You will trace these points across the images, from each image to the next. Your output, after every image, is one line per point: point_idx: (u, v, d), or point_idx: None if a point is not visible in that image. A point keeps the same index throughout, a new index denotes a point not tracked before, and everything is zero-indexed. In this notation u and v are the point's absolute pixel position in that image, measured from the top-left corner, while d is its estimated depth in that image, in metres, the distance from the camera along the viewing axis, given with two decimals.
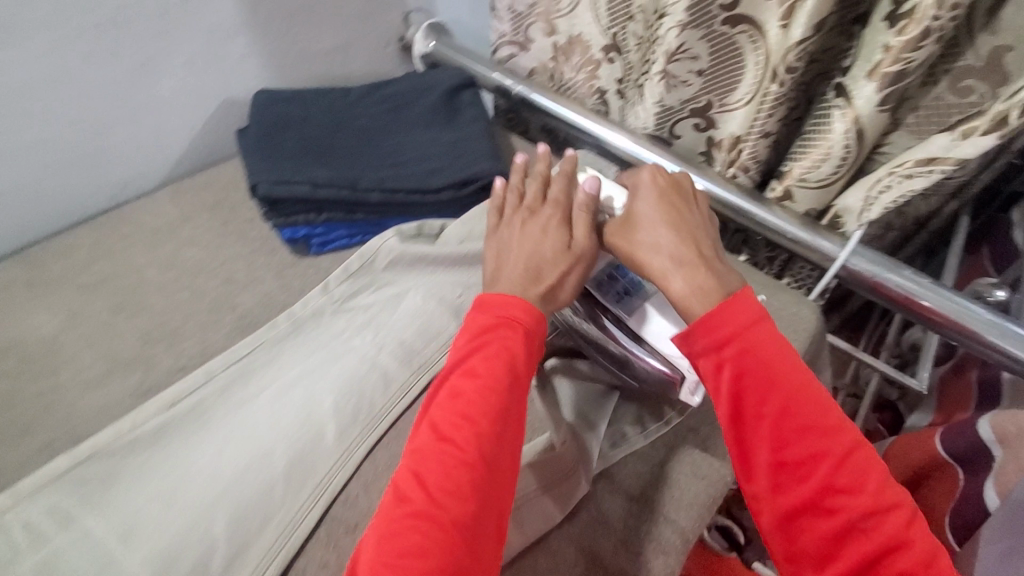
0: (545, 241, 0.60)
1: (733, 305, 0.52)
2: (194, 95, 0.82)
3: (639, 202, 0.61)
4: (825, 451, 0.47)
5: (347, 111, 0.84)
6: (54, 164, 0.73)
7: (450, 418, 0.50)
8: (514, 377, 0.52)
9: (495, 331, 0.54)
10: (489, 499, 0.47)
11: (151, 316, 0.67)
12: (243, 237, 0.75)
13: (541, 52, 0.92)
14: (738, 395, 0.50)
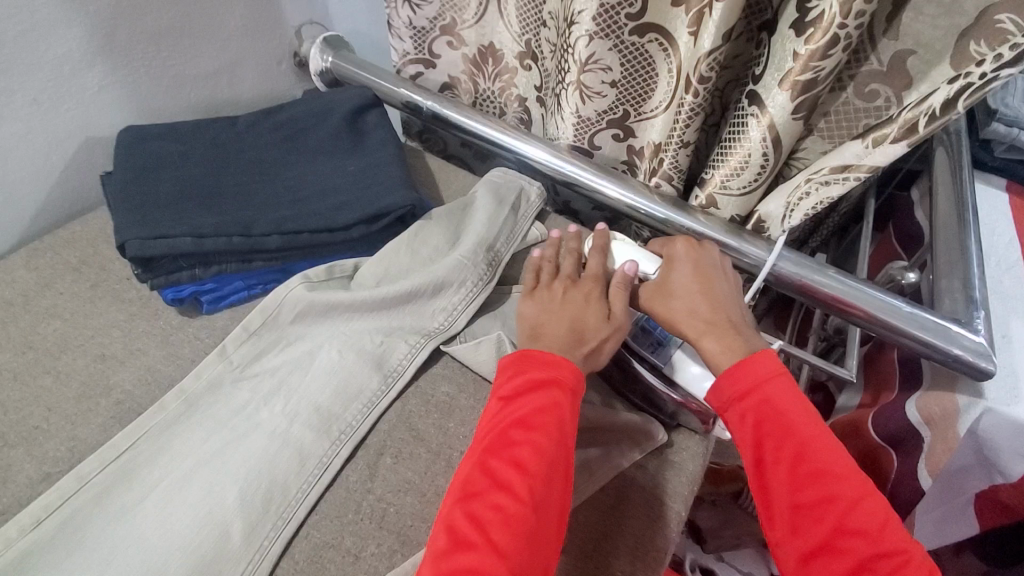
0: (593, 306, 0.59)
1: (754, 357, 0.54)
2: (44, 138, 0.69)
3: (673, 268, 0.62)
4: (838, 493, 0.47)
5: (235, 143, 0.74)
6: None
7: (499, 470, 0.48)
8: (568, 429, 0.50)
9: (548, 380, 0.52)
10: (541, 555, 0.44)
11: (4, 413, 0.56)
12: (118, 302, 0.65)
13: (452, 66, 0.87)
14: (758, 441, 0.51)
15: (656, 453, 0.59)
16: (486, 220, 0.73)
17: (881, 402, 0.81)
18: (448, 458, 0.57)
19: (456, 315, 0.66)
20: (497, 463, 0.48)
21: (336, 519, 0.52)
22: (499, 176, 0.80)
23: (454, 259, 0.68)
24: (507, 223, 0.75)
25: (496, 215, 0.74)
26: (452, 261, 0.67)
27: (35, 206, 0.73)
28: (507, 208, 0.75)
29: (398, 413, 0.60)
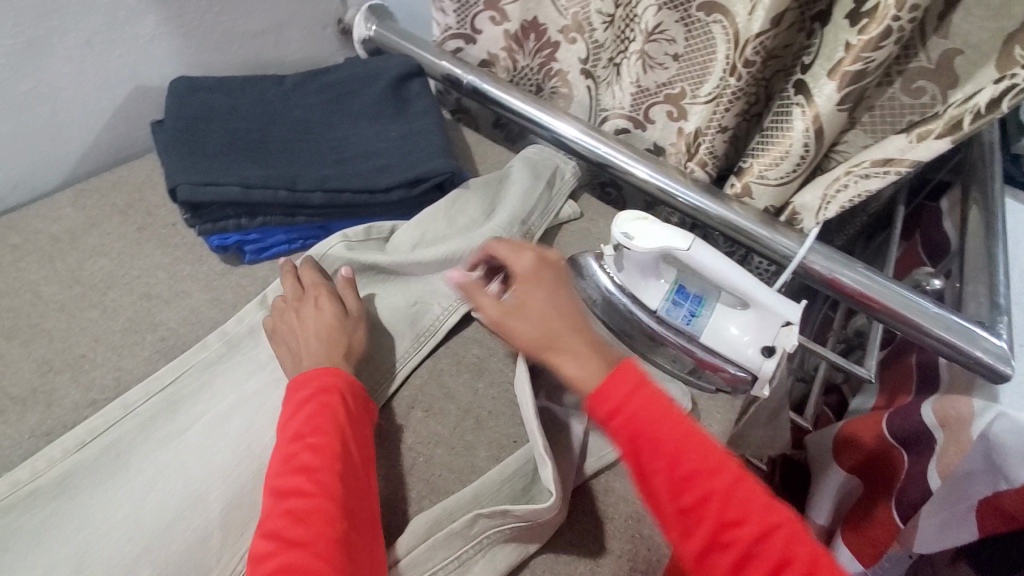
0: (318, 325, 0.56)
1: (609, 373, 0.43)
2: (96, 81, 0.71)
3: (544, 290, 0.53)
4: (712, 493, 0.39)
5: (282, 102, 0.76)
6: None
7: (289, 474, 0.45)
8: (344, 424, 0.49)
9: (318, 388, 0.51)
10: (349, 540, 0.43)
11: (51, 341, 0.57)
12: (163, 245, 0.67)
13: (492, 42, 0.87)
14: (634, 452, 0.42)
15: None
16: (524, 195, 0.74)
17: (896, 403, 0.81)
18: (476, 416, 0.58)
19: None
20: (281, 471, 0.45)
21: None
22: (534, 152, 0.80)
23: (485, 232, 0.69)
24: (545, 201, 0.76)
25: (534, 191, 0.75)
26: (475, 237, 0.68)
27: (84, 148, 0.74)
28: (543, 184, 0.76)
29: (430, 371, 0.61)
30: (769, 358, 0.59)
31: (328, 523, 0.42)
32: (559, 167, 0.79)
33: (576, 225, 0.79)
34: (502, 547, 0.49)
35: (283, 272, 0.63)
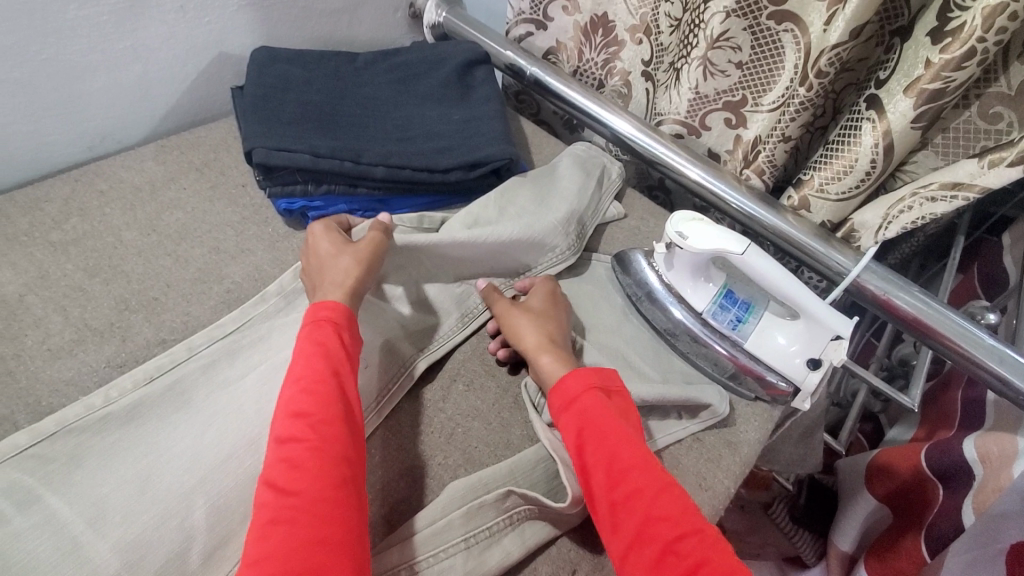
0: (328, 259, 0.58)
1: (568, 374, 0.54)
2: (186, 45, 0.75)
3: (534, 300, 0.63)
4: (643, 486, 0.46)
5: (353, 78, 0.79)
6: (26, 107, 0.65)
7: (289, 420, 0.46)
8: (340, 365, 0.50)
9: (320, 326, 0.52)
10: (348, 484, 0.44)
11: (129, 282, 0.62)
12: (234, 204, 0.71)
13: (561, 31, 0.89)
14: (580, 445, 0.50)
15: (712, 430, 0.61)
16: (573, 193, 0.75)
17: (936, 436, 0.80)
18: (514, 396, 0.60)
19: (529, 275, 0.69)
20: (282, 416, 0.46)
21: (410, 429, 0.56)
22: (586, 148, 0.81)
23: (534, 225, 0.68)
24: (592, 200, 0.76)
25: (584, 191, 0.76)
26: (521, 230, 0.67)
27: (167, 108, 0.79)
28: (593, 182, 0.77)
29: (472, 349, 0.63)
30: (812, 371, 0.59)
31: (323, 474, 0.43)
32: (606, 165, 0.80)
33: (626, 222, 0.80)
34: (531, 524, 0.50)
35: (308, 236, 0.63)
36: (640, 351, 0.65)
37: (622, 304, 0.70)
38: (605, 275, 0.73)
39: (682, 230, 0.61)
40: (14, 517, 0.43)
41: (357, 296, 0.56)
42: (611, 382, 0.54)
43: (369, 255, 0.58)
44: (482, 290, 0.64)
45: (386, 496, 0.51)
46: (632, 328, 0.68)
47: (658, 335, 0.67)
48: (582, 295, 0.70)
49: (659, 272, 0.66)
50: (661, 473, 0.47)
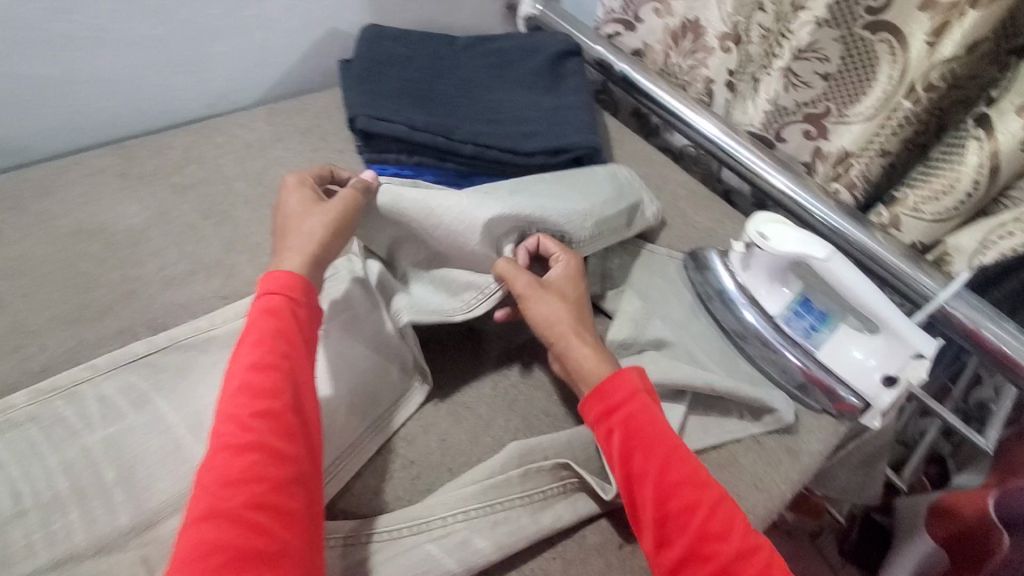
0: (294, 217, 0.54)
1: (615, 374, 0.52)
2: (302, 19, 0.81)
3: (556, 279, 0.59)
4: (699, 502, 0.46)
5: (450, 60, 0.83)
6: (161, 63, 0.72)
7: (229, 409, 0.41)
8: (295, 347, 0.46)
9: (274, 300, 0.47)
10: (299, 484, 0.40)
11: (236, 226, 0.68)
12: (331, 167, 0.76)
13: (650, 33, 0.90)
14: (627, 454, 0.49)
15: (774, 434, 0.60)
16: (598, 195, 0.67)
17: (1005, 482, 0.73)
18: None
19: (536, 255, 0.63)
20: (225, 403, 0.42)
21: (476, 389, 0.59)
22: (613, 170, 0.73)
23: (546, 207, 0.62)
24: (611, 206, 0.67)
25: (611, 198, 0.68)
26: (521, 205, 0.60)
27: (276, 76, 0.84)
28: (622, 201, 0.69)
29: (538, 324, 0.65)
30: (887, 389, 0.59)
31: (258, 476, 0.39)
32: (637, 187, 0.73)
33: (702, 222, 0.79)
34: (582, 497, 0.52)
35: (282, 186, 0.57)
36: (707, 349, 0.65)
37: (693, 302, 0.70)
38: (674, 272, 0.72)
39: (763, 232, 0.61)
40: (129, 413, 0.49)
41: (320, 263, 0.51)
42: (655, 389, 0.53)
43: (339, 219, 0.53)
44: (496, 265, 0.58)
45: (449, 447, 0.54)
46: (700, 325, 0.68)
47: (725, 334, 0.67)
48: (653, 288, 0.69)
49: (734, 273, 0.66)
50: (715, 486, 0.47)
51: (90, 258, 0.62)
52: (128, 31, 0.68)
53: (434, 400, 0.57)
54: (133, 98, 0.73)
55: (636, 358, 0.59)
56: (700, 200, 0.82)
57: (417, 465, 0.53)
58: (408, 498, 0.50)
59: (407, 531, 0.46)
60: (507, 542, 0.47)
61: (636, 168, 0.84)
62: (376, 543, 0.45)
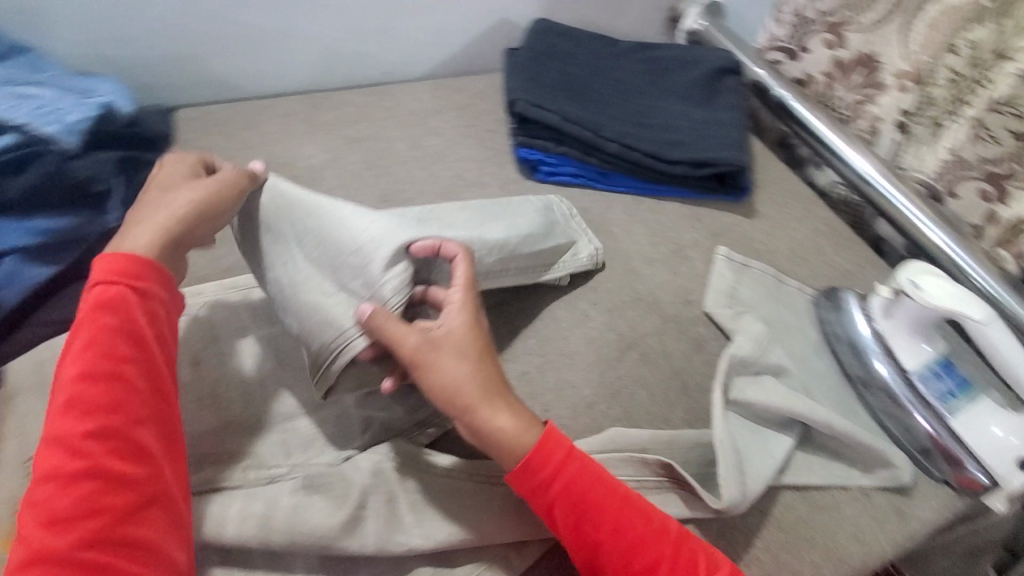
0: (155, 194, 0.49)
1: (542, 439, 0.45)
2: (478, 5, 0.86)
3: (453, 326, 0.47)
4: (658, 557, 0.44)
5: (609, 61, 0.85)
6: (354, 28, 0.81)
7: (57, 430, 0.39)
8: (133, 353, 0.42)
9: (110, 291, 0.43)
10: (147, 507, 0.39)
11: (393, 181, 0.75)
12: (481, 144, 0.82)
13: (815, 64, 0.87)
14: (576, 527, 0.44)
15: (884, 491, 0.57)
16: (519, 228, 0.62)
17: None
18: (684, 381, 0.62)
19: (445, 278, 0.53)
20: (54, 420, 0.39)
21: (582, 372, 0.61)
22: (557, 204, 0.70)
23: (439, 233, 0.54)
24: (533, 242, 0.62)
25: (532, 235, 0.62)
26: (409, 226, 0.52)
27: (445, 55, 0.90)
28: (551, 242, 0.64)
29: (653, 323, 0.66)
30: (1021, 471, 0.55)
31: (98, 508, 0.37)
32: (570, 235, 0.68)
33: (838, 263, 0.76)
34: (671, 497, 0.51)
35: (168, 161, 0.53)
36: (825, 390, 0.62)
37: (818, 340, 0.67)
38: (803, 307, 0.69)
39: (915, 280, 0.58)
40: None
41: (177, 242, 0.47)
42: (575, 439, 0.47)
43: (213, 200, 0.49)
44: (364, 316, 0.47)
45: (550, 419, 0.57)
46: (821, 363, 0.65)
47: (847, 379, 0.64)
48: (775, 315, 0.67)
49: (872, 320, 0.64)
50: (669, 527, 0.45)
51: None
52: None
53: (542, 371, 0.61)
54: (324, 56, 0.82)
55: (751, 379, 0.58)
56: (839, 239, 0.79)
57: None
58: None
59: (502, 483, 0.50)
60: None
61: (777, 195, 0.82)
62: (473, 484, 0.49)
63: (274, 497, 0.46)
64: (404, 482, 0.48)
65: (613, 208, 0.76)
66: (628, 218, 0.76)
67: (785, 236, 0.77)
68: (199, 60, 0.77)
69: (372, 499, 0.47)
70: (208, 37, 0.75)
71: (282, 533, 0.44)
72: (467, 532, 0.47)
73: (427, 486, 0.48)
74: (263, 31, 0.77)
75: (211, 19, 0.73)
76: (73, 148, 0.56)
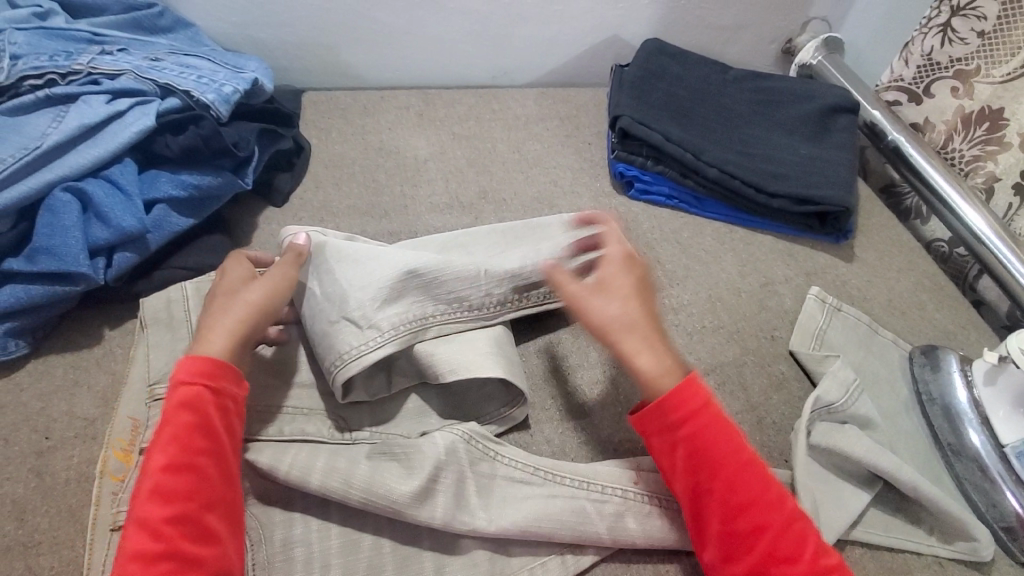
0: (224, 292, 0.52)
1: (679, 385, 0.46)
2: (594, 22, 0.87)
3: (614, 275, 0.52)
4: (766, 522, 0.43)
5: (718, 87, 0.84)
6: (472, 33, 0.84)
7: (141, 515, 0.40)
8: (209, 444, 0.43)
9: (190, 391, 0.45)
10: None
11: (491, 180, 0.78)
12: (578, 154, 0.83)
13: (939, 111, 0.82)
14: (690, 471, 0.45)
15: (963, 567, 0.53)
16: (529, 253, 0.62)
17: None
18: (759, 418, 0.60)
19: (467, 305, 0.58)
20: (138, 505, 0.41)
21: None
22: (589, 218, 0.68)
23: (435, 261, 0.57)
24: (550, 261, 0.62)
25: (546, 257, 0.62)
26: (402, 259, 0.57)
27: (554, 65, 0.92)
28: None
29: (733, 354, 0.65)
30: None
31: None
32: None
33: (939, 322, 0.72)
34: None
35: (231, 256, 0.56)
36: (910, 451, 0.59)
37: (908, 400, 0.63)
38: (895, 361, 0.66)
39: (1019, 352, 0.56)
40: None
41: (247, 339, 0.49)
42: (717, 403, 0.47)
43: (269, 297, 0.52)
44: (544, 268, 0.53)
45: (616, 430, 0.58)
46: (909, 421, 0.62)
47: (933, 440, 0.61)
48: (865, 364, 0.64)
49: (971, 386, 0.61)
50: (787, 505, 0.44)
51: (383, 172, 0.77)
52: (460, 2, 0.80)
53: (616, 382, 0.61)
54: (443, 56, 0.87)
55: (835, 427, 0.55)
56: (944, 298, 0.74)
57: (584, 433, 0.58)
58: (572, 457, 0.56)
59: (569, 482, 0.51)
60: (648, 530, 0.50)
61: (880, 243, 0.79)
62: (540, 479, 0.51)
63: (356, 457, 0.49)
64: (475, 463, 0.51)
65: (703, 234, 0.76)
66: (717, 246, 0.75)
67: (884, 286, 0.74)
68: (330, 50, 0.83)
69: (445, 474, 0.49)
70: (343, 29, 0.81)
71: (360, 491, 0.47)
72: (534, 521, 0.48)
73: (496, 471, 0.51)
74: (391, 28, 0.82)
75: (346, 13, 0.79)
76: (224, 116, 0.62)
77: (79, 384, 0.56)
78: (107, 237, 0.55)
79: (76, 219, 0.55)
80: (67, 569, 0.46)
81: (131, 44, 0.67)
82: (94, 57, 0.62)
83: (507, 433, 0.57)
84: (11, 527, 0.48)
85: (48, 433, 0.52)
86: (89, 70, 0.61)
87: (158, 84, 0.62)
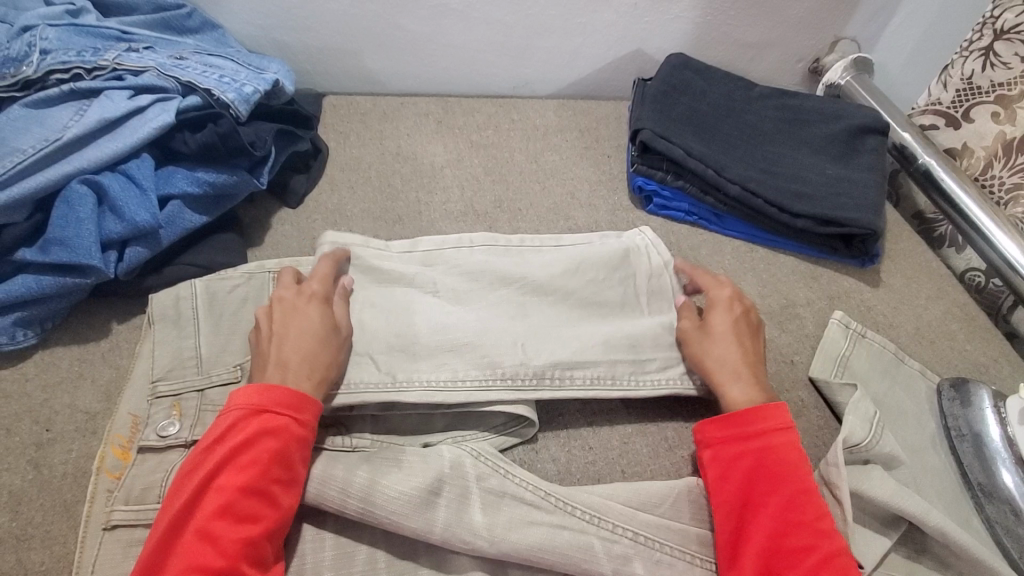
0: (315, 336, 0.51)
1: (758, 409, 0.51)
2: (619, 37, 0.86)
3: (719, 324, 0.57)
4: (813, 546, 0.45)
5: (743, 103, 0.82)
6: (495, 43, 0.84)
7: (208, 528, 0.41)
8: (282, 473, 0.44)
9: (279, 420, 0.45)
10: None
11: (507, 189, 0.77)
12: (597, 167, 0.82)
13: (978, 136, 0.79)
14: (748, 483, 0.49)
15: None
16: (585, 337, 0.58)
17: None
18: None
19: (495, 373, 0.54)
20: (206, 516, 0.41)
21: (668, 412, 0.59)
22: (638, 255, 0.65)
23: (473, 325, 0.57)
24: (598, 348, 0.58)
25: (598, 343, 0.58)
26: (439, 320, 0.57)
27: (577, 76, 0.91)
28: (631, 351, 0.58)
29: None
30: None
31: None
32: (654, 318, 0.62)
33: (972, 356, 0.68)
34: None
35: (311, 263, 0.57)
36: (937, 488, 0.56)
37: (936, 435, 0.60)
38: (923, 395, 0.62)
39: None
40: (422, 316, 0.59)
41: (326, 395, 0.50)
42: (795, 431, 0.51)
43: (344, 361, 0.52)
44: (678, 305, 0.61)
45: (624, 450, 0.56)
46: (938, 457, 0.59)
47: (964, 480, 0.58)
48: (890, 396, 0.61)
49: (1006, 423, 0.58)
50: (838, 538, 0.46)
51: (400, 177, 0.76)
52: (483, 11, 0.80)
53: (627, 402, 0.59)
54: (464, 64, 0.86)
55: (858, 467, 0.53)
56: (977, 328, 0.71)
57: (593, 452, 0.56)
58: (578, 477, 0.54)
59: (580, 514, 0.48)
60: (650, 555, 0.48)
61: (908, 268, 0.76)
62: (550, 504, 0.49)
63: (354, 465, 0.48)
64: (482, 479, 0.49)
65: (722, 252, 0.75)
66: (737, 266, 0.73)
67: (912, 314, 0.71)
68: (353, 56, 0.83)
69: (446, 488, 0.48)
70: (365, 36, 0.81)
71: (357, 501, 0.45)
72: (537, 551, 0.46)
73: (506, 489, 0.49)
74: (415, 34, 0.81)
75: (370, 19, 0.79)
76: (243, 116, 0.62)
77: (84, 378, 0.55)
78: (120, 231, 0.56)
79: (90, 212, 0.55)
80: (57, 565, 0.45)
81: (158, 44, 0.68)
82: (120, 54, 0.62)
83: (514, 448, 0.55)
84: (5, 518, 0.47)
85: (49, 426, 0.52)
86: (114, 66, 0.62)
87: (180, 82, 0.62)
